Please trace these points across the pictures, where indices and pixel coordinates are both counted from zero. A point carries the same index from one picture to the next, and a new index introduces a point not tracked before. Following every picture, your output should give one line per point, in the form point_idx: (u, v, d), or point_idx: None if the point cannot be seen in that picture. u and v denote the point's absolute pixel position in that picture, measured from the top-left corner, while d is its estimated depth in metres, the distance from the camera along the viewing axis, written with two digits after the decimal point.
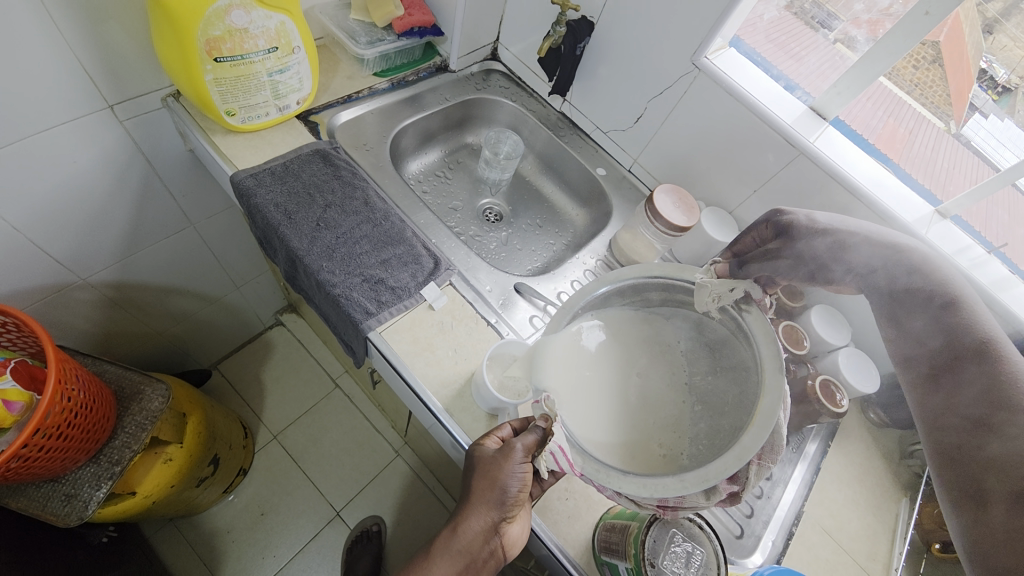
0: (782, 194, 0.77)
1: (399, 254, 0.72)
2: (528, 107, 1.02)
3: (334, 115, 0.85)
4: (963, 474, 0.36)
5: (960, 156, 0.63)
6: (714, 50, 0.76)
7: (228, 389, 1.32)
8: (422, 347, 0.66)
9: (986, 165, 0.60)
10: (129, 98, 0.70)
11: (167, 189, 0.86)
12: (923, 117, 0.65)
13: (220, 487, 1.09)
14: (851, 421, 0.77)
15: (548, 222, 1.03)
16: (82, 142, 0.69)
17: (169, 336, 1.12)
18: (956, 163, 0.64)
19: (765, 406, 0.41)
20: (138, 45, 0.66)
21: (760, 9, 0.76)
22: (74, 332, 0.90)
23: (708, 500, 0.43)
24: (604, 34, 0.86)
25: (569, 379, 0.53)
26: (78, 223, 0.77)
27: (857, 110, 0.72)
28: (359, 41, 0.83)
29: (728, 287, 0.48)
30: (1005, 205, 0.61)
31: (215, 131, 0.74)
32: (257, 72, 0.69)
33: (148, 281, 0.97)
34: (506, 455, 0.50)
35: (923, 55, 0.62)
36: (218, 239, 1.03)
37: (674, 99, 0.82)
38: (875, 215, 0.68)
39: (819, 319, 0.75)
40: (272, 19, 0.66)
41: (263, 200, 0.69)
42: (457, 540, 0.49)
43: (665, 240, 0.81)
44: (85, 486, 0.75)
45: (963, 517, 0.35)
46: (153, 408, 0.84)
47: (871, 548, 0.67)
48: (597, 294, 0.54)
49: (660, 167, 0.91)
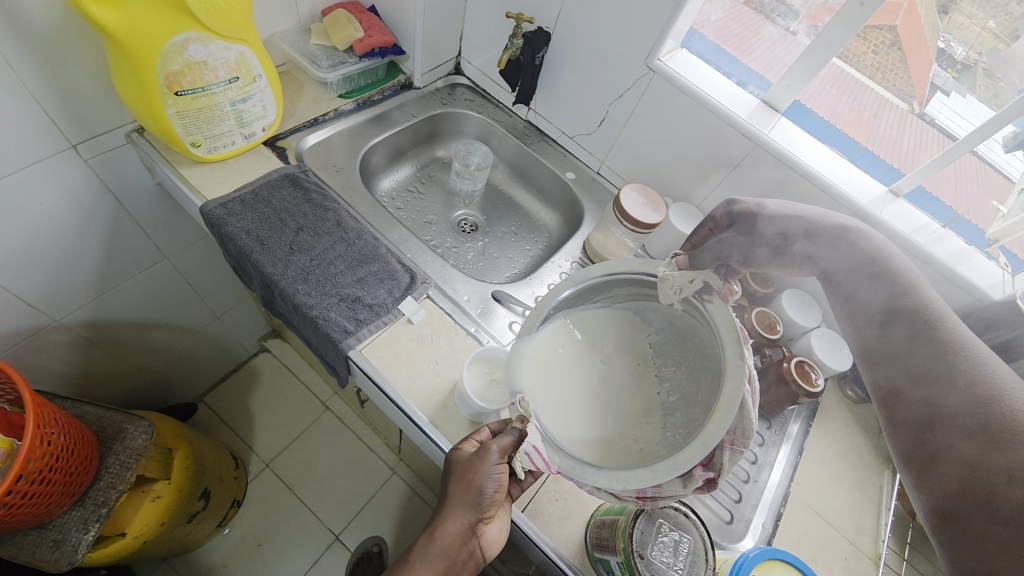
0: (743, 185, 0.80)
1: (375, 271, 0.72)
2: (494, 117, 1.04)
3: (301, 139, 0.85)
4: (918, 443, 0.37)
5: (926, 133, 0.69)
6: (667, 52, 0.79)
7: (216, 421, 1.30)
8: (403, 361, 0.67)
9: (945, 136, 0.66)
10: (92, 136, 0.70)
11: (137, 224, 0.85)
12: (886, 100, 0.71)
13: (213, 521, 1.07)
14: (830, 401, 0.79)
15: (524, 228, 1.04)
16: (45, 183, 0.68)
17: (151, 371, 1.11)
18: (922, 142, 0.69)
19: (729, 391, 0.42)
20: (98, 83, 0.67)
21: (707, 11, 0.79)
22: (51, 375, 0.89)
23: (686, 488, 0.44)
24: (562, 42, 0.88)
25: (545, 378, 0.55)
26: (48, 264, 0.76)
27: (823, 97, 0.74)
28: (321, 65, 0.84)
29: (688, 278, 0.49)
30: (973, 180, 0.68)
31: (182, 163, 0.74)
32: (219, 103, 0.69)
33: (125, 318, 0.96)
34: (482, 457, 0.52)
35: (882, 40, 0.66)
36: (195, 269, 1.03)
37: (634, 101, 0.84)
38: (831, 199, 0.71)
39: (789, 303, 0.78)
40: (231, 50, 0.66)
41: (234, 228, 0.70)
42: (434, 544, 0.49)
43: (636, 237, 0.83)
44: (73, 530, 0.74)
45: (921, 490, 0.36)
46: (138, 445, 0.83)
47: (858, 522, 0.69)
48: (563, 296, 0.55)
49: (627, 167, 0.94)
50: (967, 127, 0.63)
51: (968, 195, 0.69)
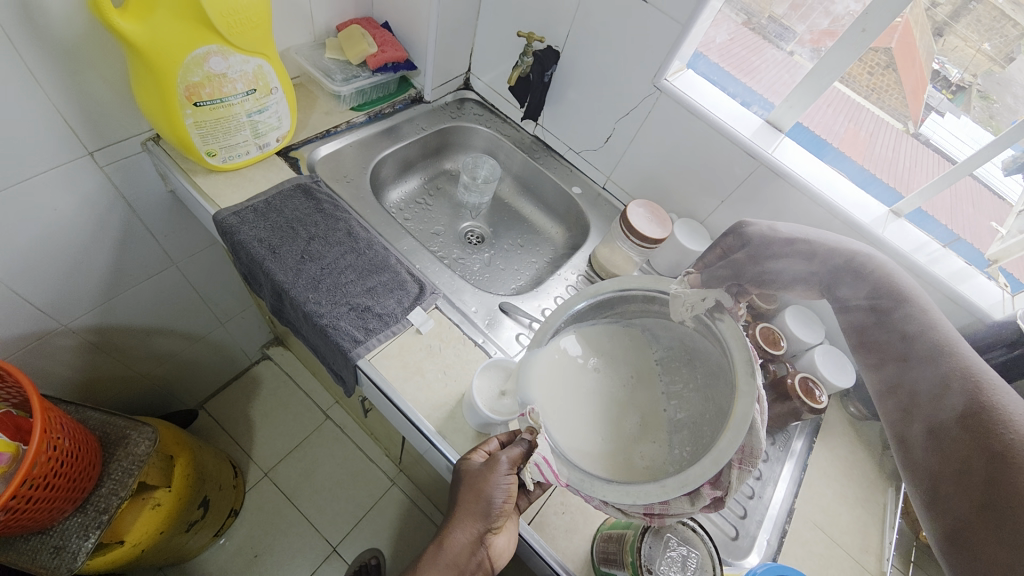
0: (747, 203, 0.81)
1: (385, 281, 0.73)
2: (502, 132, 1.06)
3: (313, 150, 0.86)
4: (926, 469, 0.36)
5: (921, 152, 0.70)
6: (673, 72, 0.81)
7: (216, 428, 1.30)
8: (412, 371, 0.67)
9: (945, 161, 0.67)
10: (109, 144, 0.72)
11: (148, 229, 0.86)
12: (881, 119, 0.72)
13: (210, 531, 1.06)
14: (833, 417, 0.80)
15: (529, 241, 1.05)
16: (61, 190, 0.69)
17: (154, 378, 1.11)
18: (918, 163, 0.71)
19: (740, 408, 0.43)
20: (118, 93, 0.68)
21: (711, 34, 0.80)
22: (55, 379, 0.89)
23: (693, 505, 0.44)
24: (570, 61, 0.90)
25: (554, 389, 0.55)
26: (58, 268, 0.76)
27: (819, 117, 0.76)
28: (335, 78, 0.86)
29: (700, 296, 0.50)
30: (969, 201, 0.69)
31: (197, 172, 0.75)
32: (236, 113, 0.71)
33: (130, 324, 0.96)
34: (491, 467, 0.52)
35: (877, 62, 0.67)
36: (202, 276, 1.03)
37: (640, 119, 0.86)
38: (834, 218, 0.72)
39: (793, 319, 0.79)
40: (250, 63, 0.68)
41: (246, 236, 0.70)
42: (443, 554, 0.51)
43: (641, 252, 0.84)
44: (73, 537, 0.73)
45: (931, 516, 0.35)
46: (141, 452, 0.82)
47: (863, 540, 0.69)
48: (574, 309, 0.56)
49: (633, 183, 0.95)
50: (967, 152, 0.64)
51: (965, 214, 0.70)
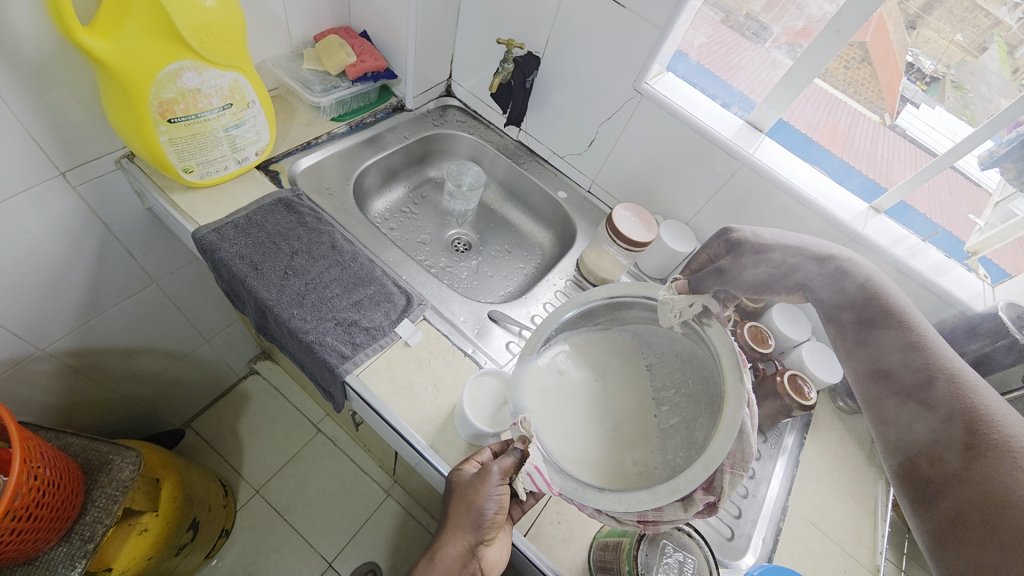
0: (730, 203, 0.82)
1: (371, 294, 0.72)
2: (485, 138, 1.06)
3: (294, 162, 0.85)
4: (912, 473, 0.36)
5: (898, 143, 0.72)
6: (653, 76, 0.81)
7: (204, 447, 1.27)
8: (401, 385, 0.66)
9: (924, 152, 0.68)
10: (81, 163, 0.70)
11: (125, 248, 0.84)
12: (860, 113, 0.74)
13: (201, 553, 1.04)
14: (823, 412, 0.81)
15: (516, 246, 1.05)
16: (33, 212, 0.67)
17: (136, 399, 1.08)
18: (895, 154, 0.72)
19: (730, 414, 0.43)
20: (89, 110, 0.66)
21: (690, 37, 0.80)
22: (34, 406, 0.86)
23: (687, 511, 0.44)
24: (550, 66, 0.90)
25: (547, 397, 0.55)
26: (33, 292, 0.74)
27: (800, 111, 0.76)
28: (314, 89, 0.85)
29: (687, 302, 0.50)
30: (947, 190, 0.70)
31: (174, 189, 0.74)
32: (212, 129, 0.70)
33: (111, 345, 0.93)
34: (483, 478, 0.52)
35: (852, 56, 0.68)
36: (185, 292, 1.01)
37: (622, 122, 0.86)
38: (816, 216, 0.73)
39: (780, 317, 0.80)
40: (225, 77, 0.67)
41: (228, 253, 0.69)
42: (434, 567, 0.49)
43: (628, 255, 0.84)
44: (58, 567, 0.70)
45: (923, 520, 0.35)
46: (124, 477, 0.80)
47: (857, 534, 0.70)
48: (564, 318, 0.56)
49: (618, 186, 0.95)
50: (945, 144, 0.65)
51: (942, 203, 0.71)
